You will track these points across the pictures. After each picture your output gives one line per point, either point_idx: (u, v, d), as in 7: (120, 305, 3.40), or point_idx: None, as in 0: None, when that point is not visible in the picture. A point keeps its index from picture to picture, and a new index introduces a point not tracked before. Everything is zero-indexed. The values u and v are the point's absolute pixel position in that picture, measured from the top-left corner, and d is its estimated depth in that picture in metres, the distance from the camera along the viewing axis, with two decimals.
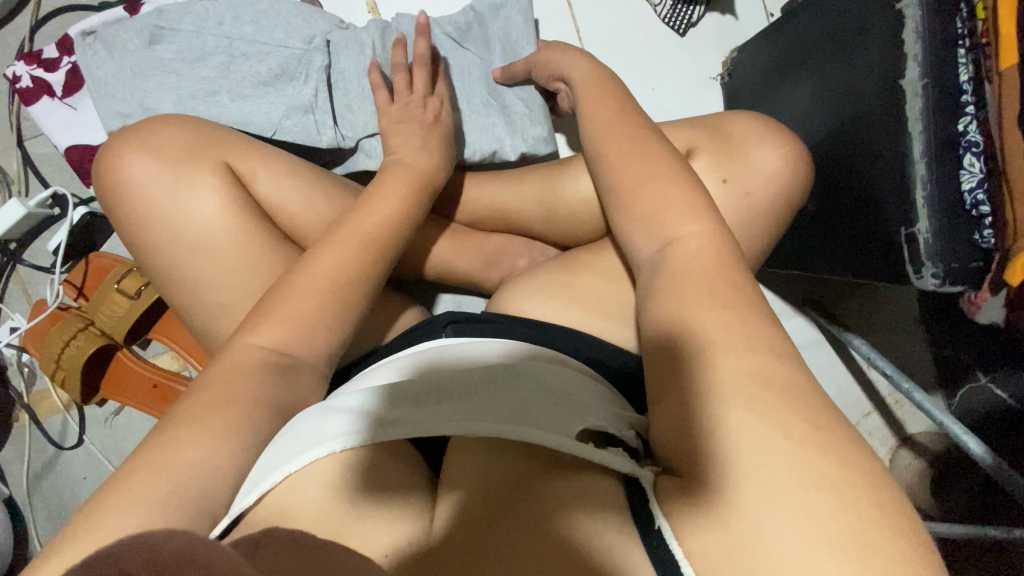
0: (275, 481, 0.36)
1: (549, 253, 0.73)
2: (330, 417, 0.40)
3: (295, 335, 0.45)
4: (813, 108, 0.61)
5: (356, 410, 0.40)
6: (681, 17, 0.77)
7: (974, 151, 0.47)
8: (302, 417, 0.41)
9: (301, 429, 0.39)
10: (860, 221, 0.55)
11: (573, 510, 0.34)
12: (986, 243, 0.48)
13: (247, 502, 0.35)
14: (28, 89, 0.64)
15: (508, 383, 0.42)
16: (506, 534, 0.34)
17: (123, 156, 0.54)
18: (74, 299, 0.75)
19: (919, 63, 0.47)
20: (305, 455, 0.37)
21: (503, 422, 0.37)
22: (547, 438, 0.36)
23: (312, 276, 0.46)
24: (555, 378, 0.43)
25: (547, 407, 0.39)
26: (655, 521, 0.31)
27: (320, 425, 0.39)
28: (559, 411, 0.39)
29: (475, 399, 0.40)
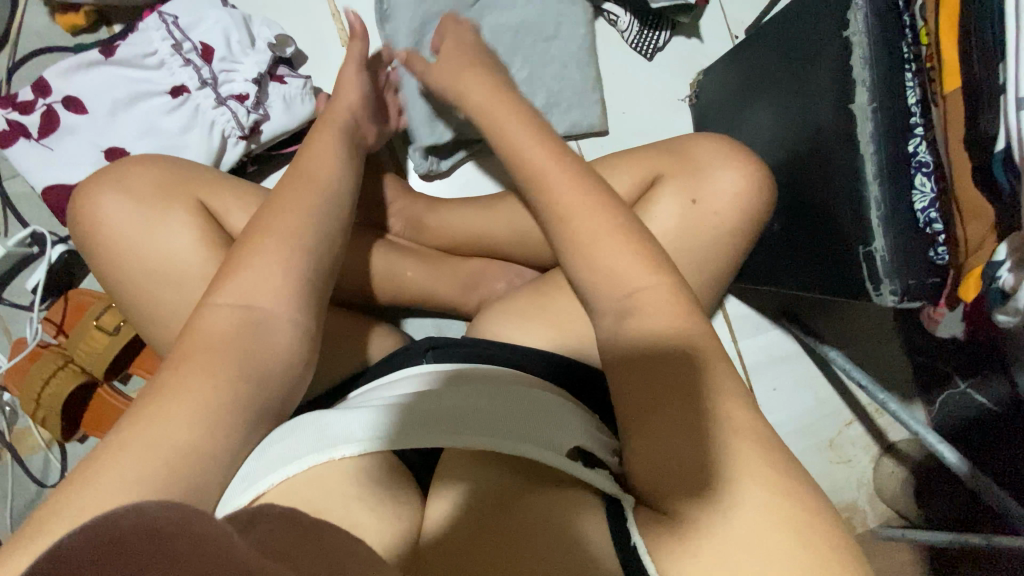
0: (274, 482, 0.37)
1: (526, 276, 0.74)
2: (337, 425, 0.42)
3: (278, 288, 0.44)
4: (774, 130, 0.62)
5: (359, 415, 0.42)
6: (648, 42, 0.79)
7: (925, 171, 0.49)
8: (303, 420, 0.42)
9: (308, 427, 0.41)
10: (822, 237, 0.57)
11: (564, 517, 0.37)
12: (942, 260, 0.49)
13: (242, 500, 0.36)
14: (4, 133, 0.65)
15: (501, 396, 0.44)
16: (499, 544, 0.37)
17: (95, 195, 0.55)
18: (54, 336, 0.75)
19: (868, 88, 0.48)
20: (304, 460, 0.39)
21: (495, 437, 0.39)
22: (536, 453, 0.39)
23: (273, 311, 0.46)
24: (541, 399, 0.44)
25: (534, 421, 0.41)
26: (631, 538, 0.34)
27: (325, 430, 0.41)
28: (543, 427, 0.41)
29: (467, 413, 0.41)
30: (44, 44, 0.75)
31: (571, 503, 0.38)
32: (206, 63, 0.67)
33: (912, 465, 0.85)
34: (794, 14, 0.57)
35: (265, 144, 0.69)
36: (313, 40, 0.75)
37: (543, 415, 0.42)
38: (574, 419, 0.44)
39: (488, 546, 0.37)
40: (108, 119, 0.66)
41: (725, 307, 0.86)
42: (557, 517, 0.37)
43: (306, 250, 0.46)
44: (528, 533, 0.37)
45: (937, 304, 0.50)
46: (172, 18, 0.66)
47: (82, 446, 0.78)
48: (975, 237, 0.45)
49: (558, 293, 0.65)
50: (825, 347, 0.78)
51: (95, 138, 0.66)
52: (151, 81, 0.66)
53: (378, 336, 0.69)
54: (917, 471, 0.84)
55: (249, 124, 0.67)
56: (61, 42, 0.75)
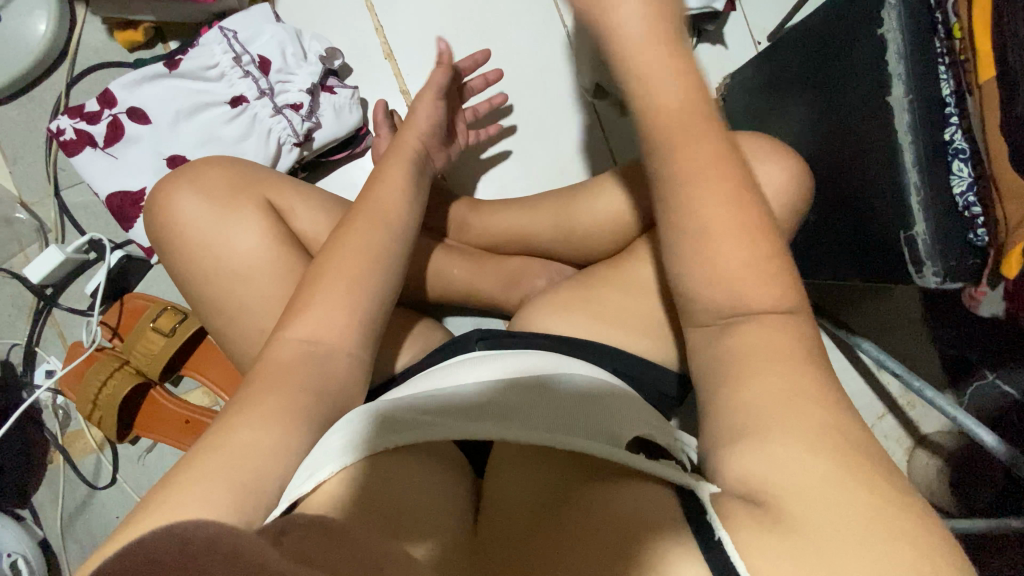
0: (332, 472, 0.38)
1: (565, 272, 0.77)
2: (405, 419, 0.42)
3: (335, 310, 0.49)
4: (808, 127, 0.65)
5: (415, 414, 0.43)
6: None
7: (963, 157, 0.51)
8: (369, 411, 0.43)
9: (375, 421, 0.42)
10: (862, 226, 0.59)
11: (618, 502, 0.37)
12: (981, 241, 0.52)
13: (304, 488, 0.37)
14: (72, 142, 0.68)
15: (552, 404, 0.45)
16: (555, 535, 0.37)
17: (171, 196, 0.58)
18: (109, 339, 0.78)
19: (903, 81, 0.51)
20: (361, 450, 0.39)
21: (558, 433, 0.40)
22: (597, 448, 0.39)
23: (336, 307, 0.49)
24: (594, 404, 0.46)
25: (591, 428, 0.42)
26: (716, 531, 0.32)
27: (391, 424, 0.42)
28: (601, 430, 0.42)
29: (524, 417, 0.42)
30: (101, 59, 0.78)
31: (628, 490, 0.37)
32: (263, 75, 0.70)
33: (946, 455, 0.86)
34: (828, 14, 0.60)
35: (317, 150, 0.73)
36: (359, 53, 0.79)
37: (595, 418, 0.43)
38: (626, 420, 0.45)
39: (547, 542, 0.37)
40: (171, 128, 0.69)
41: None
42: (617, 509, 0.36)
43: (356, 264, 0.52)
44: (586, 526, 0.36)
45: (978, 284, 0.52)
46: (232, 32, 0.70)
47: (134, 448, 0.80)
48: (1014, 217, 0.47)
49: (602, 286, 0.67)
50: (859, 339, 0.79)
51: (158, 146, 0.69)
52: (211, 92, 0.70)
53: (425, 332, 0.72)
54: (951, 461, 0.86)
55: (304, 131, 0.70)
56: (117, 58, 0.78)
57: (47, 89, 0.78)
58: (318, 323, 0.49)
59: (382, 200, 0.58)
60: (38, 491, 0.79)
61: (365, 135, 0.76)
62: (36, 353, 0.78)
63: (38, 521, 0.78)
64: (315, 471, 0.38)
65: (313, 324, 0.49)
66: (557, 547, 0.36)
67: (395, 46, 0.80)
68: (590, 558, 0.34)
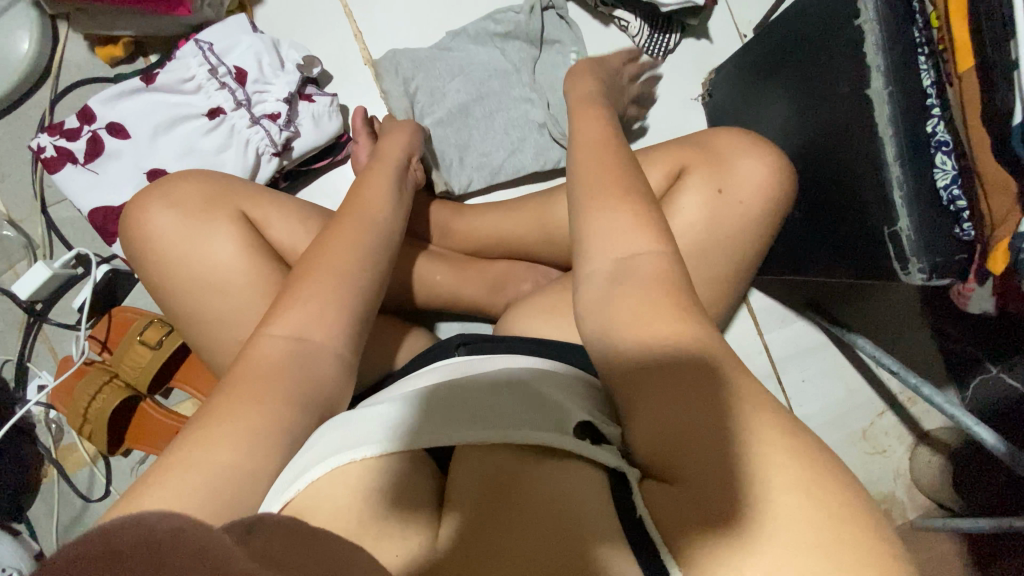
0: (298, 489, 0.38)
1: (551, 274, 0.76)
2: (363, 426, 0.43)
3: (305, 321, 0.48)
4: (791, 122, 0.63)
5: (380, 418, 0.43)
6: (659, 45, 0.81)
7: (945, 150, 0.50)
8: (328, 429, 0.43)
9: (334, 435, 0.42)
10: (848, 222, 0.57)
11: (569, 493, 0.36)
12: (967, 236, 0.50)
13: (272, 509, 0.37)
14: (52, 159, 0.68)
15: (511, 391, 0.44)
16: (507, 529, 0.36)
17: (146, 211, 0.58)
18: (99, 353, 0.78)
19: (882, 73, 0.50)
20: (328, 463, 0.40)
21: (516, 425, 0.40)
22: (544, 436, 0.38)
23: (306, 319, 0.49)
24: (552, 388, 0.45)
25: (547, 409, 0.41)
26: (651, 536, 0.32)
27: (349, 435, 0.42)
28: (557, 413, 0.41)
29: (484, 408, 0.42)
30: (83, 75, 0.79)
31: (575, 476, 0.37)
32: (240, 85, 0.70)
33: (948, 452, 0.84)
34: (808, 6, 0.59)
35: (297, 159, 0.72)
36: (338, 60, 0.79)
37: (552, 401, 0.42)
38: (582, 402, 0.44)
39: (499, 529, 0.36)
40: (150, 142, 0.69)
41: (749, 301, 0.86)
42: (574, 501, 0.35)
43: (327, 274, 0.51)
44: (537, 516, 0.36)
45: (966, 280, 0.51)
46: (207, 44, 0.69)
47: (126, 460, 0.81)
48: (999, 210, 0.46)
49: None
50: (853, 336, 0.78)
51: (138, 161, 0.69)
52: (189, 105, 0.70)
53: (409, 339, 0.71)
54: (954, 458, 0.83)
55: (282, 141, 0.70)
56: (99, 73, 0.79)
57: (30, 106, 0.78)
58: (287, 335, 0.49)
59: (356, 207, 0.57)
60: (33, 505, 0.79)
61: (346, 143, 0.76)
62: (28, 368, 0.79)
63: (34, 535, 0.79)
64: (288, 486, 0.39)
65: (293, 327, 0.48)
66: (517, 538, 0.35)
67: (375, 52, 0.79)
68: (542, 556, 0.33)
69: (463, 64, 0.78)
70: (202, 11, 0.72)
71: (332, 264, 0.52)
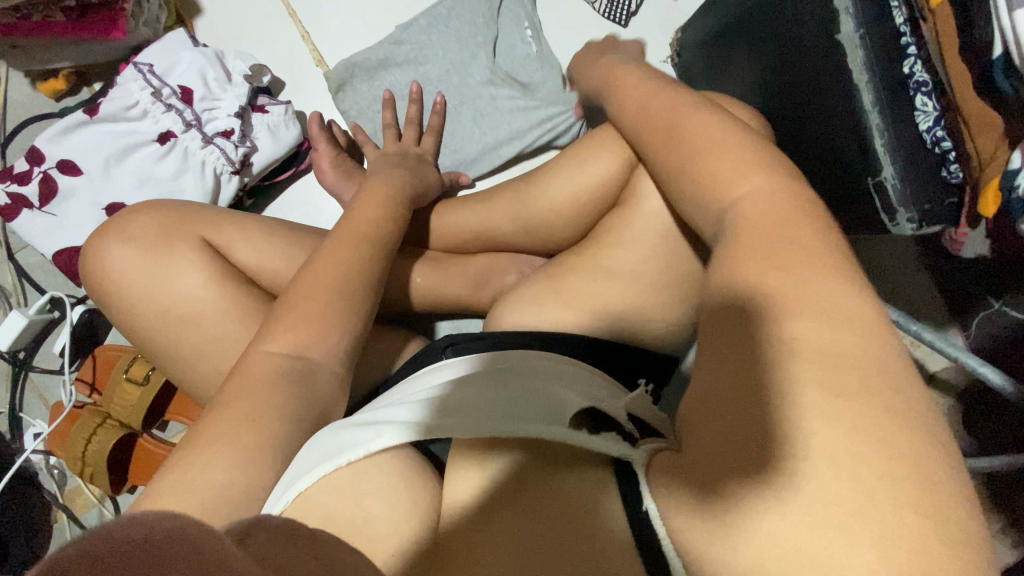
0: (291, 496, 0.38)
1: (534, 262, 0.73)
2: (354, 433, 0.42)
3: (291, 343, 0.47)
4: (759, 78, 0.61)
5: (377, 425, 0.42)
6: (621, 9, 0.78)
7: (925, 90, 0.47)
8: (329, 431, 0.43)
9: (331, 438, 0.42)
10: (830, 175, 0.55)
11: (560, 488, 0.38)
12: (956, 178, 0.48)
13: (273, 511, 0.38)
14: (7, 206, 0.66)
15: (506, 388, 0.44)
16: (502, 525, 0.37)
17: (105, 250, 0.55)
18: (88, 395, 0.77)
19: (851, 16, 0.48)
20: (313, 473, 0.39)
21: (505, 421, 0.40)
22: (540, 428, 0.39)
23: (273, 344, 0.47)
24: (542, 378, 0.45)
25: (539, 402, 0.42)
26: (644, 503, 0.33)
27: (342, 440, 0.41)
28: (547, 406, 0.41)
29: (477, 407, 0.42)
30: (29, 114, 0.76)
31: (569, 475, 0.38)
32: (188, 105, 0.67)
33: (956, 393, 0.81)
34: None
35: (258, 175, 0.70)
36: (288, 65, 0.76)
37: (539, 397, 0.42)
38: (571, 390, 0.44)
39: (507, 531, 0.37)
40: (105, 176, 0.67)
41: None
42: (568, 494, 0.37)
43: (300, 297, 0.49)
44: (547, 519, 0.36)
45: (958, 226, 0.49)
46: (147, 66, 0.66)
47: (132, 496, 0.81)
48: (985, 148, 0.43)
49: (569, 275, 0.63)
50: None
51: (94, 198, 0.66)
52: (139, 132, 0.67)
53: (398, 344, 0.70)
54: (963, 398, 0.81)
55: (239, 158, 0.67)
56: (44, 109, 0.76)
57: None
58: (273, 348, 0.47)
59: None
60: None
61: (307, 151, 0.73)
62: (20, 418, 0.78)
63: None
64: (286, 490, 0.39)
65: (279, 347, 0.47)
66: (513, 531, 0.37)
67: (326, 53, 0.76)
68: (552, 559, 0.34)
69: (427, 53, 0.75)
70: (139, 32, 0.69)
71: (304, 286, 0.49)
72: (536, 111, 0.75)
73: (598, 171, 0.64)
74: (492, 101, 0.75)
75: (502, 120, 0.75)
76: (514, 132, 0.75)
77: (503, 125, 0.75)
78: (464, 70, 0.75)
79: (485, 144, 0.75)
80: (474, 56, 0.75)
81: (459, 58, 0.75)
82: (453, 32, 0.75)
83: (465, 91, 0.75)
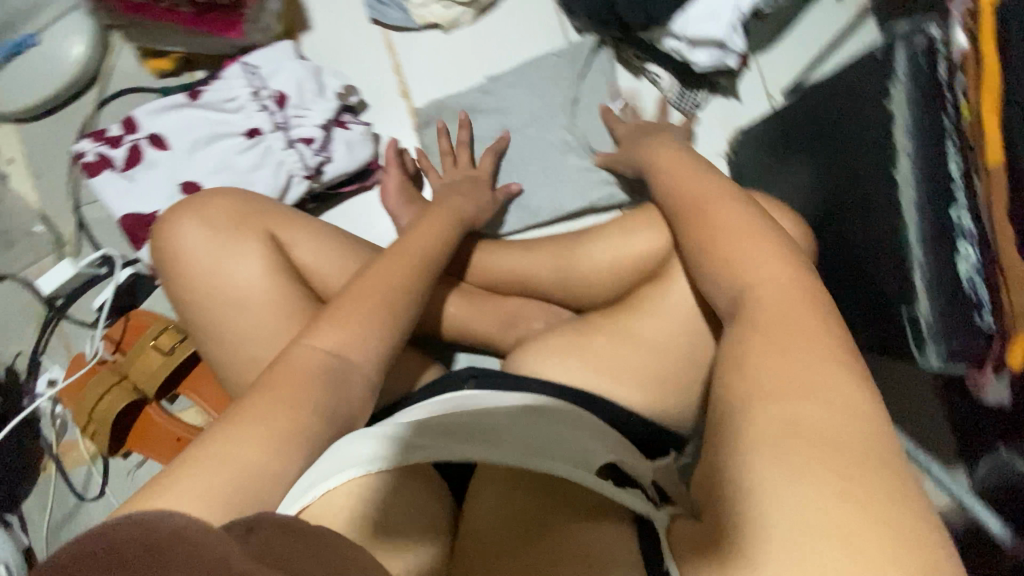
0: (315, 494, 0.40)
1: (564, 315, 0.76)
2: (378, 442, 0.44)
3: (334, 350, 0.49)
4: (810, 191, 0.64)
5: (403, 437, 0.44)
6: (688, 101, 0.83)
7: (969, 239, 0.50)
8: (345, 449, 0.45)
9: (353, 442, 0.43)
10: (866, 296, 0.58)
11: (572, 531, 0.41)
12: (987, 325, 0.49)
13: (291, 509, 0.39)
14: (92, 163, 0.70)
15: (529, 426, 0.46)
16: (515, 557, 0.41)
17: (176, 223, 0.58)
18: (111, 353, 0.79)
19: (911, 158, 0.51)
20: (339, 474, 0.41)
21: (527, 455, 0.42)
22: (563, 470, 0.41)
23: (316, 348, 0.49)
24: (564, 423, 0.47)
25: (562, 444, 0.44)
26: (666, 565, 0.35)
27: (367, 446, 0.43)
28: (570, 450, 0.44)
29: (501, 439, 0.44)
30: (131, 85, 0.81)
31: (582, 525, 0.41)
32: (280, 108, 0.72)
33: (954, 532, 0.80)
34: (846, 78, 0.59)
35: (326, 183, 0.74)
36: (376, 91, 0.82)
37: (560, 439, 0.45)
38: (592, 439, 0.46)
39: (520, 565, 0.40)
40: (188, 155, 0.71)
41: None
42: (590, 540, 0.40)
43: (350, 310, 0.51)
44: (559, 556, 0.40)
45: (982, 371, 0.51)
46: (254, 68, 0.72)
47: (123, 461, 0.81)
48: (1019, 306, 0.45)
49: (597, 336, 0.64)
50: None
51: (172, 174, 0.71)
52: (229, 124, 0.72)
53: (420, 368, 0.71)
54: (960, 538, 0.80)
55: (314, 165, 0.72)
56: (143, 83, 0.81)
57: (75, 109, 0.81)
58: (322, 350, 0.49)
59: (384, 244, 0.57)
60: (27, 499, 0.80)
61: (375, 170, 0.77)
62: (40, 361, 0.80)
63: (23, 530, 0.79)
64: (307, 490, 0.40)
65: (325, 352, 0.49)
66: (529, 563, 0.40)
67: (411, 86, 0.82)
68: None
69: (505, 105, 0.81)
70: (251, 35, 0.75)
71: (355, 300, 0.51)
72: (594, 179, 0.79)
73: (644, 245, 0.67)
74: (555, 160, 0.80)
75: (562, 178, 0.80)
76: (570, 194, 0.79)
77: (561, 183, 0.80)
78: (537, 127, 0.81)
79: (540, 198, 0.80)
80: (548, 117, 0.80)
81: (534, 116, 0.81)
82: (533, 91, 0.80)
83: (533, 146, 0.81)
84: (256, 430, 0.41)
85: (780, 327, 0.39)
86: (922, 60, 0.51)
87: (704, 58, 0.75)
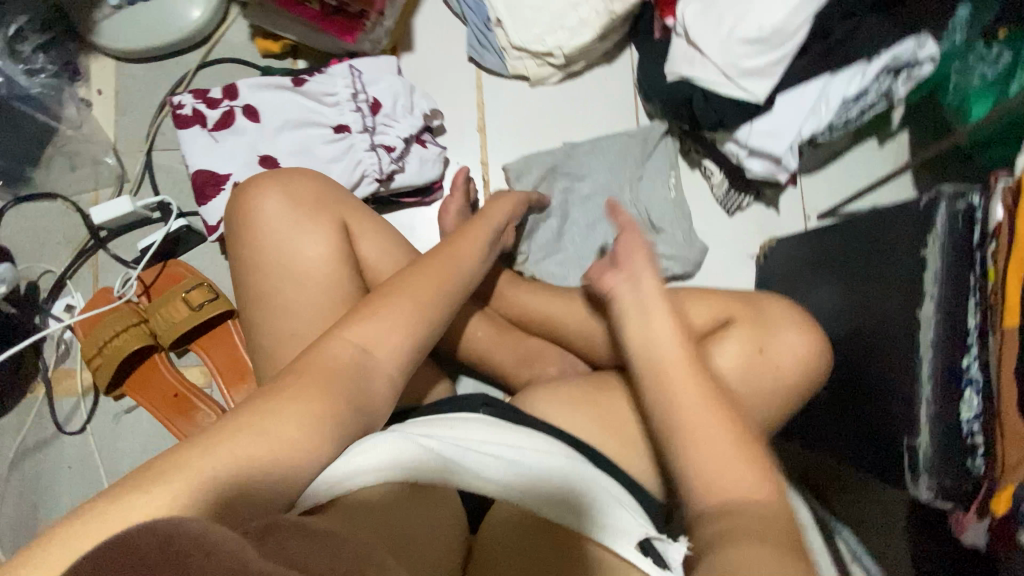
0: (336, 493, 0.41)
1: (578, 367, 0.79)
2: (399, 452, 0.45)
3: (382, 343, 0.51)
4: (836, 311, 0.70)
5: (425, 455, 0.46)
6: (733, 201, 0.90)
7: (974, 387, 0.53)
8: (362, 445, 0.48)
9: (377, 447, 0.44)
10: (874, 417, 0.62)
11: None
12: (978, 470, 0.53)
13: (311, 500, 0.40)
14: (186, 117, 0.74)
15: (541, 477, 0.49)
16: None
17: (259, 191, 0.61)
18: (138, 295, 0.81)
19: (936, 302, 0.56)
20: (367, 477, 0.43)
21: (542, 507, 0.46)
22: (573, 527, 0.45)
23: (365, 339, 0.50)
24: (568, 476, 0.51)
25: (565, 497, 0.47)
26: None
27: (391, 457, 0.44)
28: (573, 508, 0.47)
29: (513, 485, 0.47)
30: (235, 56, 0.86)
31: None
32: (371, 113, 0.77)
33: None
34: (889, 219, 0.63)
35: (392, 190, 0.79)
36: (457, 121, 0.88)
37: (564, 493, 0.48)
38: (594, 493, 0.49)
39: None
40: (276, 132, 0.75)
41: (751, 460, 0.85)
42: None
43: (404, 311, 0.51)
44: None
45: (967, 510, 0.54)
46: (359, 72, 0.78)
47: (111, 402, 0.81)
48: (1011, 460, 0.49)
49: (612, 394, 0.67)
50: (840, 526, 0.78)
51: (256, 145, 0.75)
52: (321, 115, 0.77)
53: (433, 384, 0.73)
54: None
55: (388, 172, 0.77)
56: (247, 59, 0.86)
57: (177, 63, 0.85)
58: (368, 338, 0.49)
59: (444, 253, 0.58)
60: (6, 415, 0.79)
61: (437, 190, 0.82)
62: (65, 285, 0.81)
63: None
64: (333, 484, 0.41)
65: (366, 339, 0.49)
66: None
67: (489, 124, 0.88)
68: None
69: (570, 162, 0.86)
70: (362, 44, 0.81)
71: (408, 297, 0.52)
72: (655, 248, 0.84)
73: None
74: (602, 223, 0.86)
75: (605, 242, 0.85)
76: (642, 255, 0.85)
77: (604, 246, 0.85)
78: (594, 191, 0.86)
79: (581, 254, 0.85)
80: (607, 183, 0.86)
81: (595, 182, 0.86)
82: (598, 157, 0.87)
83: (585, 207, 0.86)
84: (292, 411, 0.42)
85: (717, 463, 0.43)
86: (960, 223, 0.55)
87: (757, 168, 0.82)
